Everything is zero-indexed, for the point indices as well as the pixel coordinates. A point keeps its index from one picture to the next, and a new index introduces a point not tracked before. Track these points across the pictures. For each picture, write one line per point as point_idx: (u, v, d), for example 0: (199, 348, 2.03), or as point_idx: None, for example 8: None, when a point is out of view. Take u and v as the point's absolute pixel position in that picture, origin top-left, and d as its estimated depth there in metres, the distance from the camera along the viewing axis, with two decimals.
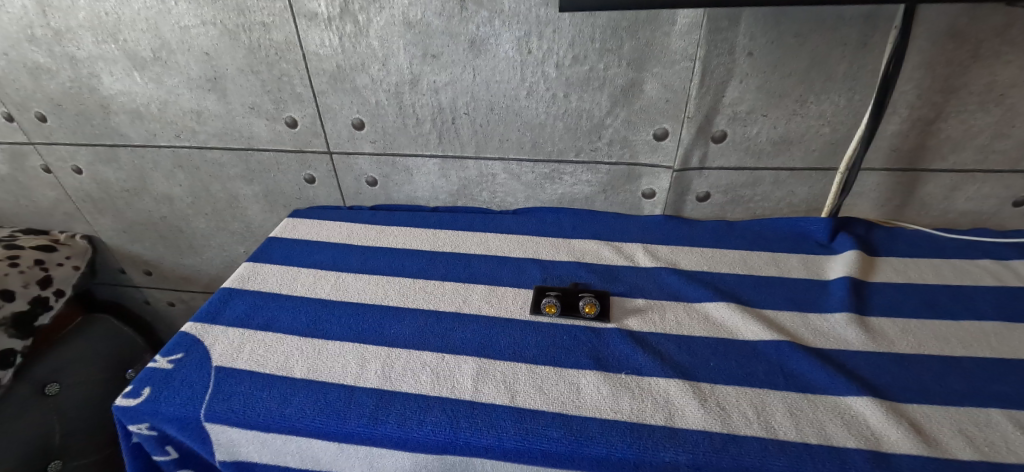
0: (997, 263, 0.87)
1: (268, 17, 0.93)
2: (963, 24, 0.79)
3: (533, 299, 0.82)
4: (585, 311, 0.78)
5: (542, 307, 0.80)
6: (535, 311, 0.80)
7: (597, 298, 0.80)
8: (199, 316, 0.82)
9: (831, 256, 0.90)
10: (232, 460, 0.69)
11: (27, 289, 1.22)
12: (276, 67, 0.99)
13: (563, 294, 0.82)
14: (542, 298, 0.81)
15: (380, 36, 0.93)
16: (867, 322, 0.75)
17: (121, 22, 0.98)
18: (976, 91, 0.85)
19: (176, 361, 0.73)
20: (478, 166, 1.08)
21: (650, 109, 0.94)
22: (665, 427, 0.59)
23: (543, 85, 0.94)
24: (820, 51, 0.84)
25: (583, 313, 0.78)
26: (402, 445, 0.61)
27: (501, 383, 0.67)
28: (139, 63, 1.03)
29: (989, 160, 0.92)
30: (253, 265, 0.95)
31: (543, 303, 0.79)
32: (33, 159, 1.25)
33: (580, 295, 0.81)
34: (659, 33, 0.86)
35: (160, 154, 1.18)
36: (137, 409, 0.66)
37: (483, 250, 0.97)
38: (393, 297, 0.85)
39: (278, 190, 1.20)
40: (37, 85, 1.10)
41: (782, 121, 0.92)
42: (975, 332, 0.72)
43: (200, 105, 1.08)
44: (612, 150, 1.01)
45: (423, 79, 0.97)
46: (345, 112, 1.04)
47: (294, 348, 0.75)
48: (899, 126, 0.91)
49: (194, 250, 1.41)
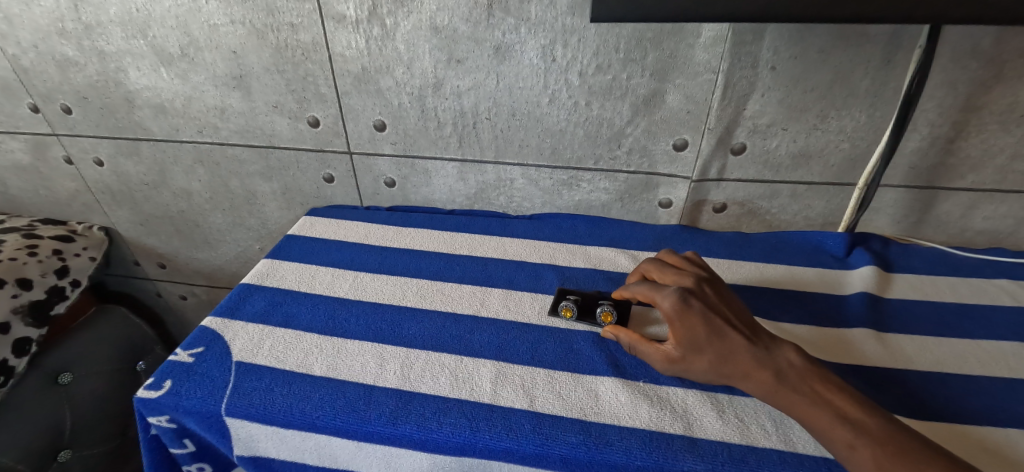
0: (1013, 283, 0.87)
1: (296, 18, 0.94)
2: (987, 45, 0.80)
3: (552, 303, 0.83)
4: (601, 320, 0.78)
5: (559, 310, 0.80)
6: (551, 312, 0.81)
7: (614, 308, 0.79)
8: (220, 310, 0.83)
9: (846, 271, 0.91)
10: (250, 455, 0.69)
11: (44, 278, 1.23)
12: (302, 67, 1.00)
13: (582, 299, 0.83)
14: (560, 301, 0.82)
15: (406, 39, 0.94)
16: (884, 338, 0.75)
17: (152, 19, 0.99)
18: (997, 111, 0.85)
19: (197, 355, 0.74)
20: (496, 171, 1.09)
21: (670, 119, 0.95)
22: (684, 436, 0.59)
23: (565, 92, 0.95)
24: (842, 67, 0.84)
25: (600, 321, 0.78)
26: (421, 445, 0.61)
27: (519, 387, 0.67)
28: (167, 58, 1.04)
29: (1007, 180, 0.92)
30: (272, 261, 0.96)
31: (560, 306, 0.80)
32: (55, 150, 1.26)
33: (598, 302, 0.81)
34: (683, 45, 0.86)
35: (181, 149, 1.19)
36: (159, 402, 0.67)
37: (500, 254, 0.97)
38: (411, 298, 0.86)
39: (295, 188, 1.21)
40: (64, 78, 1.11)
41: (802, 135, 0.92)
42: (992, 351, 0.73)
43: (224, 102, 1.09)
44: (630, 159, 1.01)
45: (447, 84, 0.98)
46: (367, 113, 1.05)
47: (313, 346, 0.76)
48: (918, 143, 0.91)
49: (208, 245, 1.42)
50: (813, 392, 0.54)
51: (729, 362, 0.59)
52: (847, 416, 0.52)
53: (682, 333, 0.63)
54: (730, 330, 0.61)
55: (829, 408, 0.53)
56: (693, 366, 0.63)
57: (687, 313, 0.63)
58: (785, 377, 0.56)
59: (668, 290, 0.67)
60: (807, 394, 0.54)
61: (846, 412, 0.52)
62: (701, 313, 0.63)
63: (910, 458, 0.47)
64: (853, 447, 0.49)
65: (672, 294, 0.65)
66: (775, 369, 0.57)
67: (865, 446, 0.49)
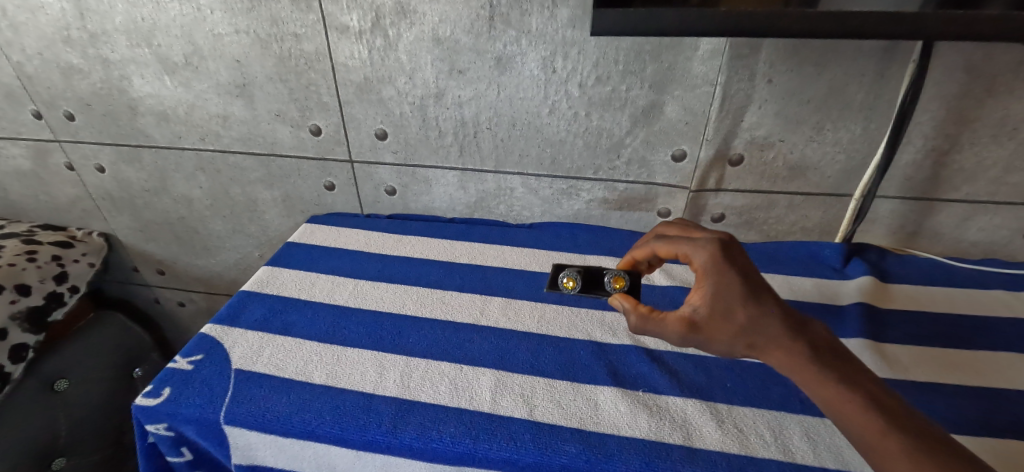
0: (1009, 294, 0.88)
1: (300, 28, 0.95)
2: (979, 60, 0.81)
3: (554, 278, 0.85)
4: (614, 287, 0.76)
5: (561, 284, 0.82)
6: (553, 288, 0.84)
7: (626, 271, 0.77)
8: (220, 318, 0.83)
9: (843, 282, 0.91)
10: (248, 464, 0.69)
11: (43, 284, 1.22)
12: (305, 76, 1.01)
13: (585, 272, 0.81)
14: (561, 275, 0.84)
15: (408, 50, 0.95)
16: (881, 348, 0.76)
17: (157, 28, 1.00)
18: (990, 125, 0.87)
19: (196, 362, 0.74)
20: (496, 180, 1.10)
21: (668, 130, 0.96)
22: (683, 446, 0.60)
23: (565, 103, 0.96)
24: (837, 80, 0.86)
25: (613, 289, 0.76)
26: (420, 455, 0.61)
27: (519, 396, 0.67)
28: (170, 67, 1.05)
29: (1001, 192, 0.94)
30: (272, 269, 0.96)
31: (562, 281, 0.82)
32: (57, 156, 1.27)
33: (603, 272, 0.79)
34: (681, 58, 0.88)
35: (183, 156, 1.20)
36: (157, 409, 0.66)
37: (499, 263, 0.98)
38: (411, 306, 0.86)
39: (296, 196, 1.22)
40: (68, 85, 1.12)
41: (799, 146, 0.94)
42: (989, 362, 0.73)
43: (227, 110, 1.10)
44: (629, 169, 1.02)
45: (448, 94, 0.99)
46: (369, 122, 1.06)
47: (313, 354, 0.76)
48: (913, 156, 0.92)
49: (208, 252, 1.42)
50: (846, 375, 0.49)
51: (759, 327, 0.53)
52: (881, 403, 0.47)
53: (714, 291, 0.56)
54: (768, 298, 0.55)
55: (862, 393, 0.47)
56: (714, 330, 0.55)
57: (726, 270, 0.57)
58: (818, 353, 0.51)
59: (708, 246, 0.61)
60: (840, 376, 0.49)
61: (879, 401, 0.47)
62: (742, 274, 0.57)
63: (945, 454, 0.42)
64: (882, 432, 0.45)
65: (714, 249, 0.59)
66: (810, 344, 0.51)
67: (898, 437, 0.44)
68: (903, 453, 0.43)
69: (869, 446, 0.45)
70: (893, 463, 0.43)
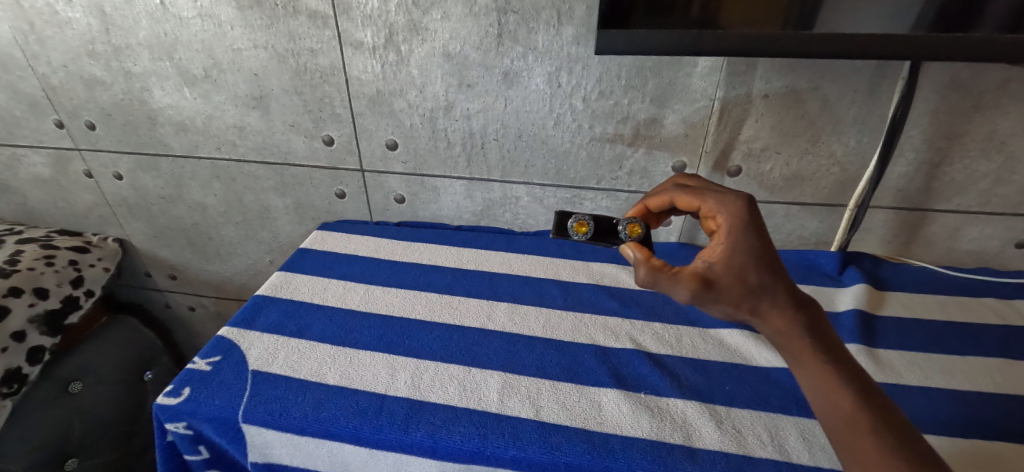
0: (999, 302, 0.90)
1: (317, 44, 1.00)
2: (966, 77, 0.85)
3: (559, 222, 0.77)
4: (628, 234, 0.74)
5: (572, 229, 0.75)
6: (561, 235, 0.76)
7: (639, 219, 0.75)
8: (236, 320, 0.86)
9: (839, 289, 0.94)
10: (263, 462, 0.72)
11: (60, 288, 1.26)
12: (319, 89, 1.06)
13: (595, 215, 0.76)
14: (568, 220, 0.76)
15: (420, 65, 0.99)
16: (875, 354, 0.78)
17: (179, 43, 1.04)
18: (979, 139, 0.90)
19: (214, 363, 0.77)
20: (503, 189, 1.13)
21: (669, 142, 0.99)
22: (683, 446, 0.62)
23: (570, 116, 1.00)
24: (831, 96, 0.89)
25: (626, 236, 0.74)
26: (431, 453, 0.64)
27: (525, 397, 0.70)
28: (190, 79, 1.10)
29: (991, 203, 0.97)
30: (285, 274, 0.99)
31: (572, 226, 0.75)
32: (76, 164, 1.31)
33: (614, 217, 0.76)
34: (681, 74, 0.91)
35: (199, 165, 1.24)
36: (178, 408, 0.69)
37: (506, 269, 1.01)
38: (420, 310, 0.89)
39: (308, 203, 1.26)
40: (91, 96, 1.17)
41: (795, 159, 0.97)
42: (979, 367, 0.76)
43: (243, 121, 1.14)
44: (632, 179, 1.06)
45: (457, 106, 1.03)
46: (380, 133, 1.10)
47: (327, 356, 0.79)
48: (905, 168, 0.96)
49: (219, 257, 1.45)
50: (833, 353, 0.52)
51: (766, 293, 0.55)
52: (857, 381, 0.51)
53: (730, 253, 0.58)
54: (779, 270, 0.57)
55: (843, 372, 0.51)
56: (722, 289, 0.56)
57: (747, 236, 0.58)
58: (813, 329, 0.54)
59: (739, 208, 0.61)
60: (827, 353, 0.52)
61: (857, 379, 0.51)
62: (760, 239, 0.58)
63: (904, 435, 0.47)
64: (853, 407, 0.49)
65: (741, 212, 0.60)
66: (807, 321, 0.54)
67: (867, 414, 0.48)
68: (868, 427, 0.47)
69: (840, 417, 0.49)
70: (858, 434, 0.47)
